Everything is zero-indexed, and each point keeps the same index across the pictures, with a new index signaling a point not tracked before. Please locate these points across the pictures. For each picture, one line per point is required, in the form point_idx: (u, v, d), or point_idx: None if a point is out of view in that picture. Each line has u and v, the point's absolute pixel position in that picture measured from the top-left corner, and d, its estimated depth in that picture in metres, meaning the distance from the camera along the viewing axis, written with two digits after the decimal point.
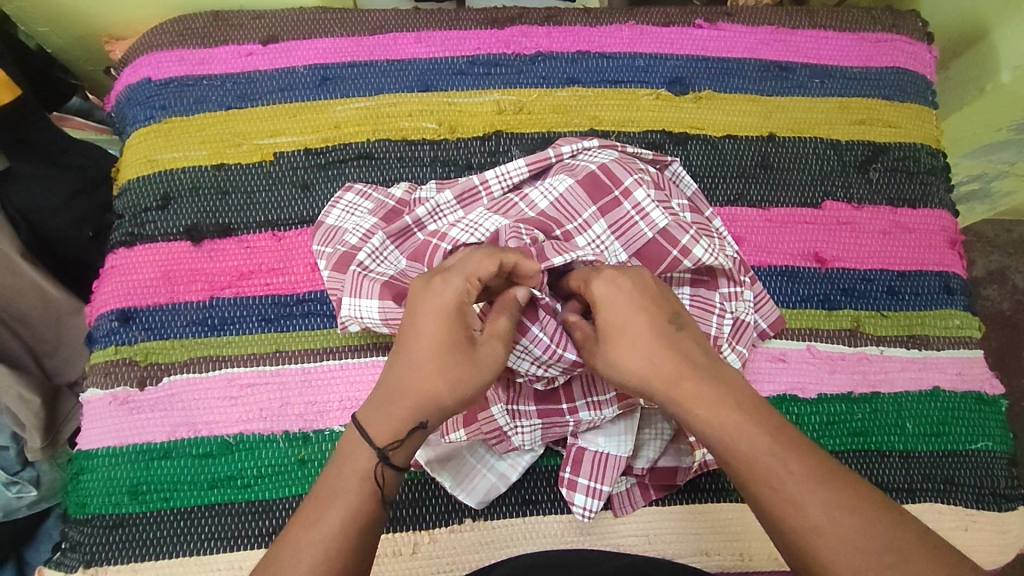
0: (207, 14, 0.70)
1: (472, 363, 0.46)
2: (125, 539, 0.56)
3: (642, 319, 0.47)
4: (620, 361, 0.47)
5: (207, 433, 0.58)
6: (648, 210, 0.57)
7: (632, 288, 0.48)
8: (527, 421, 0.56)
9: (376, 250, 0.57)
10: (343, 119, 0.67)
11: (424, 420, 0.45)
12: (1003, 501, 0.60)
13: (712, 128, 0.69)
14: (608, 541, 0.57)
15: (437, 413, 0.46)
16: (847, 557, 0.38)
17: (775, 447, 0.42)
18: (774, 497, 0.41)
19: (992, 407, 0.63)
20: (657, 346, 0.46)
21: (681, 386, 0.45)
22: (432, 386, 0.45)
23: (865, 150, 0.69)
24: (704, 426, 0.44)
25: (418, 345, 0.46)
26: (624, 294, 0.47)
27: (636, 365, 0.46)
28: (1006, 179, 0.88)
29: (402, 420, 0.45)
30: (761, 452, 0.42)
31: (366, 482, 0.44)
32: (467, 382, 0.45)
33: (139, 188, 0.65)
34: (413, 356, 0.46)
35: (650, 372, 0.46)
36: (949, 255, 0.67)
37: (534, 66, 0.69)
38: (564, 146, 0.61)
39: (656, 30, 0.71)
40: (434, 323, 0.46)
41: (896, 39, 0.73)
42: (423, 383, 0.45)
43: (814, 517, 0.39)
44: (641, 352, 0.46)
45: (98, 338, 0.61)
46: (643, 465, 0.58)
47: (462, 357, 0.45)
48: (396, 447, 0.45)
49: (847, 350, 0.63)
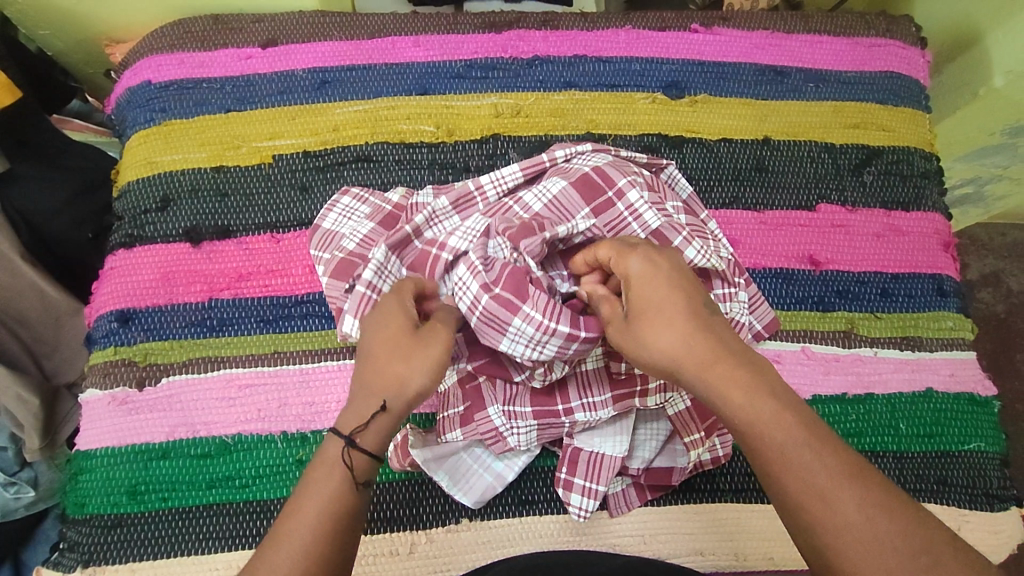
0: (207, 17, 0.70)
1: (419, 340, 0.45)
2: (123, 539, 0.56)
3: (676, 300, 0.45)
4: (652, 339, 0.44)
5: (205, 434, 0.58)
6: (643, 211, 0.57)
7: (670, 270, 0.46)
8: (523, 422, 0.56)
9: (381, 265, 0.54)
10: (342, 122, 0.67)
11: (383, 400, 0.44)
12: (995, 501, 0.61)
13: (708, 132, 0.69)
14: (604, 541, 0.57)
15: (398, 392, 0.44)
16: (875, 554, 0.38)
17: (809, 439, 0.41)
18: (808, 491, 0.39)
19: (985, 408, 0.64)
20: (693, 327, 0.44)
21: (716, 368, 0.43)
22: (384, 366, 0.45)
23: (859, 154, 0.70)
24: (738, 410, 0.42)
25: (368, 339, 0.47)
26: (661, 276, 0.46)
27: (672, 344, 0.44)
28: (1000, 183, 0.89)
29: (369, 404, 0.44)
30: (794, 442, 0.40)
31: (336, 468, 0.43)
32: (416, 357, 0.45)
33: (139, 189, 0.65)
34: (366, 346, 0.46)
35: (683, 352, 0.44)
36: (942, 257, 0.68)
37: (532, 70, 0.70)
38: (558, 150, 0.61)
39: (652, 35, 0.72)
40: (373, 316, 0.47)
41: (890, 44, 0.74)
42: (375, 367, 0.45)
43: (845, 513, 0.39)
44: (676, 330, 0.44)
45: (97, 338, 0.61)
46: (638, 465, 0.58)
47: (407, 336, 0.45)
48: (363, 432, 0.44)
49: (841, 351, 0.64)
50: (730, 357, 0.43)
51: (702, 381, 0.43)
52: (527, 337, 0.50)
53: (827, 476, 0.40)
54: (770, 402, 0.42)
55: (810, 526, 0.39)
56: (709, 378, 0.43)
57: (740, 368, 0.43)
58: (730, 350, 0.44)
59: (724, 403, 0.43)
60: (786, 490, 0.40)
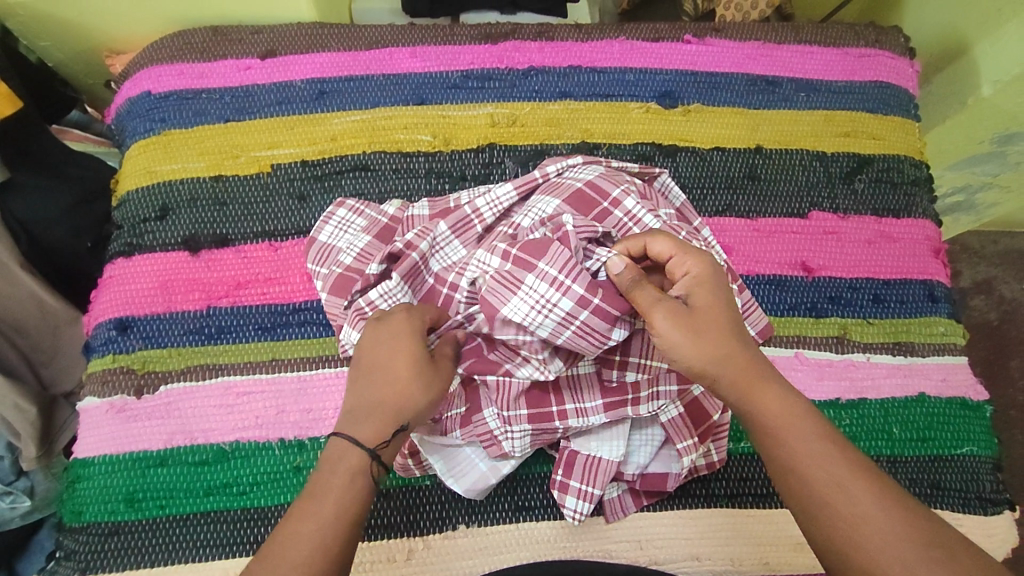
0: (206, 29, 0.71)
1: (434, 368, 0.48)
2: (120, 547, 0.56)
3: (723, 304, 0.48)
4: (702, 332, 0.46)
5: (203, 441, 0.58)
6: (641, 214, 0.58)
7: (714, 277, 0.48)
8: (517, 427, 0.56)
9: (388, 291, 0.55)
10: (339, 132, 0.68)
11: (404, 424, 0.46)
12: (988, 505, 0.61)
13: (701, 140, 0.70)
14: (599, 548, 0.57)
15: (412, 419, 0.47)
16: (894, 546, 0.40)
17: (829, 443, 0.44)
18: (828, 485, 0.43)
19: (977, 413, 0.64)
20: (731, 335, 0.46)
21: (749, 377, 0.46)
22: (402, 394, 0.46)
23: (850, 161, 0.71)
24: (766, 414, 0.45)
25: (384, 357, 0.47)
26: (710, 284, 0.48)
27: (712, 349, 0.46)
28: (990, 191, 0.90)
29: (385, 425, 0.46)
30: (817, 446, 0.44)
31: (360, 477, 0.45)
32: (432, 387, 0.47)
33: (138, 199, 0.66)
34: (383, 368, 0.47)
35: (720, 357, 0.46)
36: (933, 264, 0.69)
37: (527, 80, 0.71)
38: (548, 166, 0.62)
39: (646, 46, 0.73)
40: (387, 340, 0.48)
41: (879, 54, 0.75)
42: (395, 390, 0.47)
43: (865, 505, 0.42)
44: (721, 340, 0.46)
45: (96, 346, 0.61)
46: (633, 471, 0.58)
47: (425, 366, 0.48)
48: (385, 447, 0.46)
49: (834, 357, 0.64)
50: (760, 370, 0.47)
51: (733, 386, 0.46)
52: (536, 298, 0.50)
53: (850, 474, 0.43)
54: (798, 412, 0.45)
55: (828, 519, 0.42)
56: (743, 386, 0.46)
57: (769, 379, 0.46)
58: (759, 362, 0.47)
59: (750, 407, 0.46)
60: (810, 483, 0.43)
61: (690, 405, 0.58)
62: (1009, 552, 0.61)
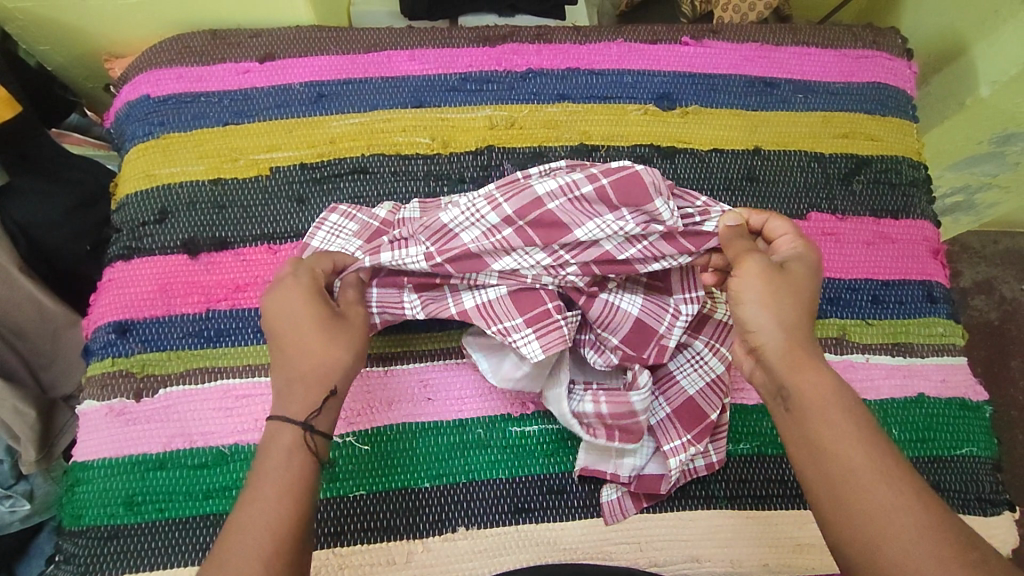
0: (205, 33, 0.72)
1: (347, 325, 0.52)
2: (119, 551, 0.56)
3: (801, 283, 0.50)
4: (774, 301, 0.48)
5: (202, 444, 0.58)
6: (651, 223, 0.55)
7: (804, 261, 0.51)
8: (517, 334, 0.55)
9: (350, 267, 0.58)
10: (338, 135, 0.68)
11: (334, 384, 0.49)
12: (988, 506, 0.61)
13: (700, 142, 0.70)
14: (599, 550, 0.57)
15: (340, 377, 0.50)
16: (920, 540, 0.40)
17: (871, 436, 0.44)
18: (864, 463, 0.43)
19: (976, 413, 0.64)
20: (795, 314, 0.48)
21: (800, 358, 0.47)
22: (320, 358, 0.49)
23: (848, 163, 0.71)
24: (809, 397, 0.46)
25: (292, 328, 0.50)
26: (808, 264, 0.52)
27: (779, 316, 0.48)
28: (989, 191, 0.90)
29: (315, 393, 0.48)
30: (858, 428, 0.44)
31: (299, 452, 0.46)
32: (347, 342, 0.51)
33: (138, 202, 0.66)
34: (296, 340, 0.50)
35: (787, 327, 0.48)
36: (931, 264, 0.69)
37: (525, 82, 0.71)
38: (531, 168, 0.59)
39: (644, 47, 0.73)
40: (288, 312, 0.50)
41: (877, 55, 0.75)
42: (313, 356, 0.49)
43: (895, 498, 0.42)
44: (790, 309, 0.48)
45: (95, 350, 0.61)
46: (627, 473, 0.58)
47: (334, 326, 0.51)
48: (317, 415, 0.48)
49: (834, 358, 0.64)
50: (812, 356, 0.48)
51: (783, 364, 0.47)
52: (531, 262, 0.56)
53: (887, 468, 0.43)
54: (844, 400, 0.46)
55: (854, 508, 0.42)
56: (793, 364, 0.47)
57: (821, 364, 0.47)
58: (812, 348, 0.48)
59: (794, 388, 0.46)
60: (844, 458, 0.44)
61: (683, 406, 0.58)
62: (1009, 553, 0.61)
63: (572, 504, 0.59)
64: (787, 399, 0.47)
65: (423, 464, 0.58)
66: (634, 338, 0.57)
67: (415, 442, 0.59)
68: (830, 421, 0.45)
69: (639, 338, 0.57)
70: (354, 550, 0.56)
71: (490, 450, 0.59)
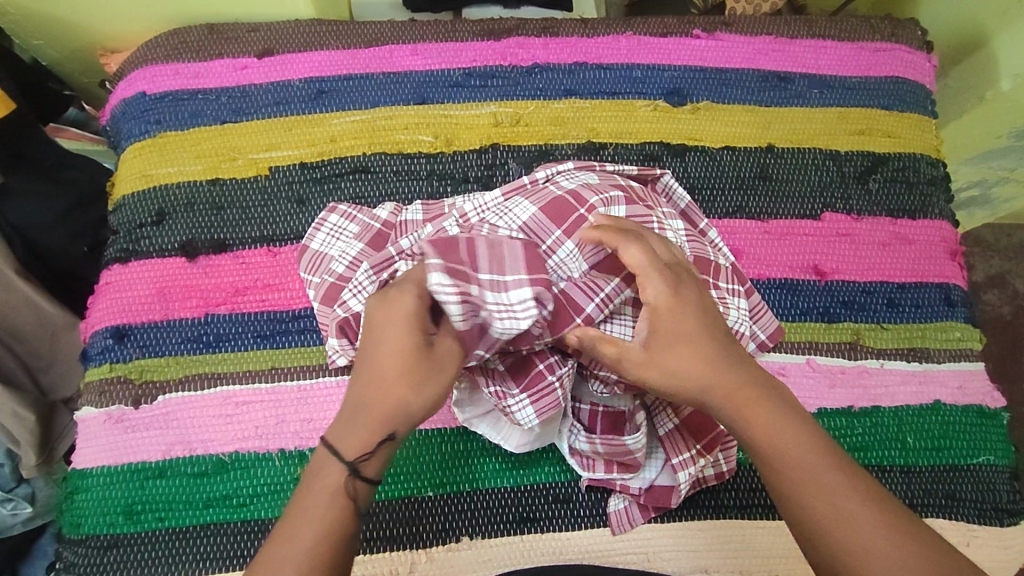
0: (202, 27, 0.70)
1: (437, 363, 0.45)
2: (119, 560, 0.55)
3: (702, 330, 0.46)
4: (683, 369, 0.46)
5: (202, 452, 0.57)
6: (454, 301, 0.45)
7: (680, 300, 0.46)
8: (513, 401, 0.52)
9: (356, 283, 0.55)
10: (339, 133, 0.66)
11: (394, 430, 0.44)
12: (1005, 516, 0.60)
13: (711, 139, 0.68)
14: (607, 559, 0.56)
15: (404, 423, 0.44)
16: None
17: (838, 475, 0.43)
18: (834, 510, 0.42)
19: (993, 421, 0.63)
20: (730, 362, 0.46)
21: (747, 408, 0.45)
22: (390, 392, 0.44)
23: (864, 160, 0.69)
24: (771, 439, 0.44)
25: (382, 351, 0.45)
26: (677, 308, 0.46)
27: (699, 376, 0.46)
28: (1006, 185, 0.87)
29: (372, 432, 0.44)
30: (818, 473, 0.43)
31: None
32: (431, 385, 0.45)
33: (134, 203, 0.64)
34: (375, 364, 0.45)
35: (712, 385, 0.46)
36: (949, 266, 0.67)
37: (531, 78, 0.69)
38: (538, 172, 0.60)
39: (654, 41, 0.71)
40: (386, 329, 0.45)
41: (895, 48, 0.73)
42: (387, 391, 0.44)
43: (865, 535, 0.41)
44: (700, 367, 0.46)
45: (93, 356, 0.60)
46: (639, 485, 0.57)
47: (423, 361, 0.45)
48: (366, 461, 0.43)
49: (847, 364, 0.62)
50: (759, 394, 0.46)
51: (731, 408, 0.45)
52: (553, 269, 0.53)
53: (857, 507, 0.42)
54: (804, 440, 0.45)
55: (834, 551, 0.41)
56: (745, 412, 0.45)
57: (772, 407, 0.45)
58: (762, 386, 0.46)
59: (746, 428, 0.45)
60: (808, 505, 0.43)
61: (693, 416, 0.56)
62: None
63: (579, 513, 0.57)
64: (751, 448, 0.45)
65: (426, 473, 0.57)
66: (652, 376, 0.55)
67: (420, 451, 0.58)
68: (792, 460, 0.44)
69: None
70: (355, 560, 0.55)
71: (495, 459, 0.58)
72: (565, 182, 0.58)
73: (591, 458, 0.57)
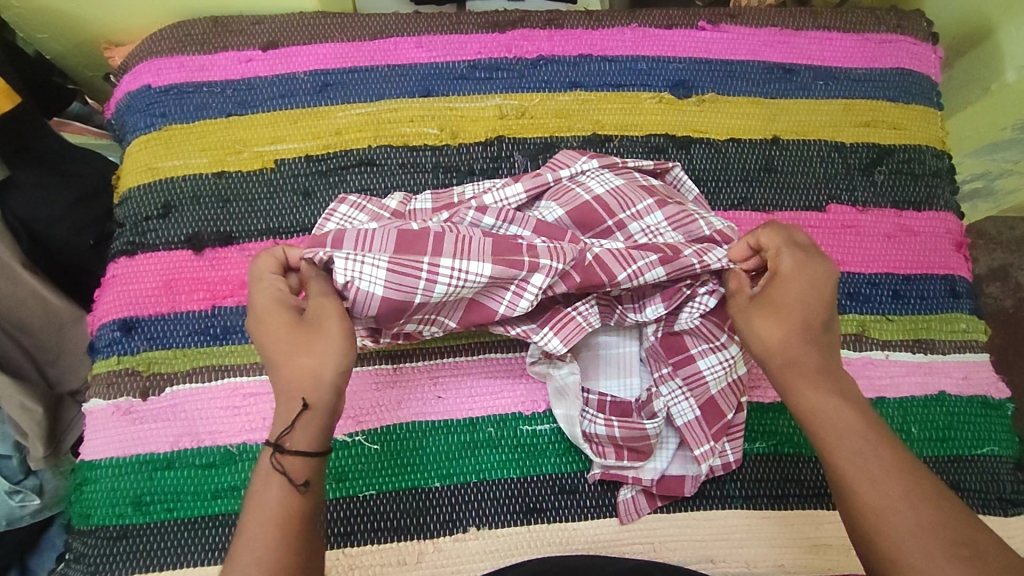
0: (206, 20, 0.70)
1: (311, 324, 0.48)
2: (128, 551, 0.55)
3: (806, 301, 0.50)
4: (764, 328, 0.50)
5: (209, 443, 0.58)
6: (376, 266, 0.51)
7: (803, 276, 0.50)
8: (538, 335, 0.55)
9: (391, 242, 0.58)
10: (344, 125, 0.66)
11: (304, 395, 0.47)
12: (1009, 506, 0.60)
13: (716, 132, 0.68)
14: (614, 549, 0.57)
15: (314, 387, 0.47)
16: (927, 557, 0.40)
17: (887, 455, 0.44)
18: (875, 486, 0.43)
19: (998, 411, 0.63)
20: (806, 335, 0.49)
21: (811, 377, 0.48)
22: (290, 366, 0.48)
23: (869, 152, 0.69)
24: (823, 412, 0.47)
25: (267, 339, 0.49)
26: (797, 281, 0.50)
27: (774, 334, 0.49)
28: (1010, 178, 0.87)
29: (292, 406, 0.47)
30: (867, 451, 0.44)
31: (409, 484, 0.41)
32: (318, 340, 0.48)
33: (140, 196, 0.64)
34: (269, 357, 0.49)
35: (783, 347, 0.49)
36: (954, 258, 0.67)
37: (536, 70, 0.69)
38: (561, 169, 0.60)
39: (659, 33, 0.71)
40: (261, 322, 0.49)
41: (901, 39, 0.73)
42: (287, 368, 0.48)
43: (896, 514, 0.42)
44: (785, 326, 0.49)
45: (100, 347, 0.61)
46: (651, 476, 0.57)
47: (301, 329, 0.48)
48: (290, 434, 0.46)
49: (852, 355, 0.62)
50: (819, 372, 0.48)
51: (784, 375, 0.49)
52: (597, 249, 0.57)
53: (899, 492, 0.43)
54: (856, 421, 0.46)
55: (873, 523, 0.42)
56: (805, 380, 0.48)
57: (827, 384, 0.48)
58: (827, 365, 0.49)
59: (798, 400, 0.48)
60: (847, 477, 0.44)
61: (705, 405, 0.57)
62: None
63: (585, 504, 0.58)
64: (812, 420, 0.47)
65: (432, 464, 0.57)
66: (667, 342, 0.58)
67: (425, 442, 0.58)
68: (836, 434, 0.46)
69: (671, 345, 0.58)
70: (363, 550, 0.55)
71: (501, 449, 0.58)
72: (594, 184, 0.59)
73: (603, 444, 0.57)
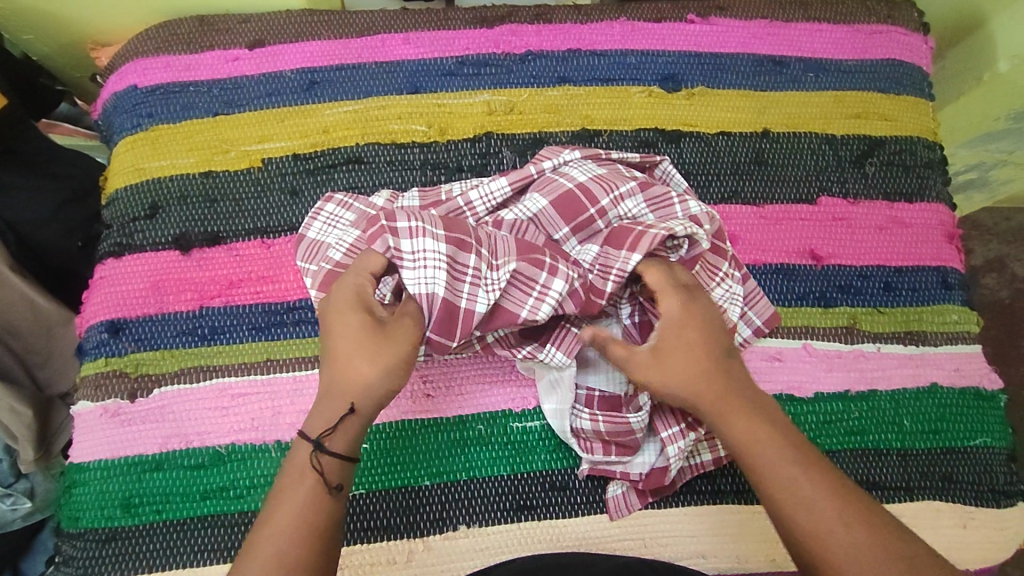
0: (192, 19, 0.69)
1: (384, 334, 0.49)
2: (118, 553, 0.55)
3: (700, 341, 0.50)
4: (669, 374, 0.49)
5: (198, 444, 0.58)
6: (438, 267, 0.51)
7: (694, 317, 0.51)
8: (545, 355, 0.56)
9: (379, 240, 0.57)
10: (332, 123, 0.66)
11: (352, 402, 0.47)
12: (1002, 497, 0.60)
13: (706, 125, 0.68)
14: (606, 546, 0.56)
15: (364, 397, 0.48)
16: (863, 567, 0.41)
17: (814, 476, 0.45)
18: (800, 508, 0.44)
19: (991, 403, 0.63)
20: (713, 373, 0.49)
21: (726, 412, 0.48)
22: (350, 368, 0.48)
23: (860, 144, 0.68)
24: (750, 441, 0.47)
25: (336, 330, 0.49)
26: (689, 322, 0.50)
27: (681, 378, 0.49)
28: (1004, 168, 0.87)
29: (337, 405, 0.48)
30: (794, 473, 0.45)
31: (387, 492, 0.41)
32: (385, 354, 0.48)
33: (128, 197, 0.64)
34: (332, 350, 0.49)
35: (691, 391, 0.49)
36: (947, 249, 0.67)
37: (525, 65, 0.69)
38: (545, 161, 0.59)
39: (648, 26, 0.71)
40: (336, 315, 0.50)
41: (891, 30, 0.72)
42: (344, 368, 0.48)
43: (828, 534, 0.42)
44: (687, 369, 0.49)
45: (88, 350, 0.60)
46: (639, 471, 0.57)
47: (372, 334, 0.49)
48: (330, 436, 0.47)
49: (844, 348, 0.62)
50: (745, 404, 0.49)
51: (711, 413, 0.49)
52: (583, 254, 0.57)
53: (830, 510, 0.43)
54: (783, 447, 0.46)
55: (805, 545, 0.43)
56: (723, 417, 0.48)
57: (749, 413, 0.48)
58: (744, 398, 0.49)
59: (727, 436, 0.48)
60: (775, 507, 0.45)
61: None
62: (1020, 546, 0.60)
63: (576, 501, 0.57)
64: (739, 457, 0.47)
65: (422, 463, 0.57)
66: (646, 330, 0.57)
67: (414, 441, 0.58)
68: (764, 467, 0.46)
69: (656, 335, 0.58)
70: (352, 550, 0.55)
71: (492, 447, 0.58)
72: (577, 173, 0.59)
73: (590, 439, 0.57)
